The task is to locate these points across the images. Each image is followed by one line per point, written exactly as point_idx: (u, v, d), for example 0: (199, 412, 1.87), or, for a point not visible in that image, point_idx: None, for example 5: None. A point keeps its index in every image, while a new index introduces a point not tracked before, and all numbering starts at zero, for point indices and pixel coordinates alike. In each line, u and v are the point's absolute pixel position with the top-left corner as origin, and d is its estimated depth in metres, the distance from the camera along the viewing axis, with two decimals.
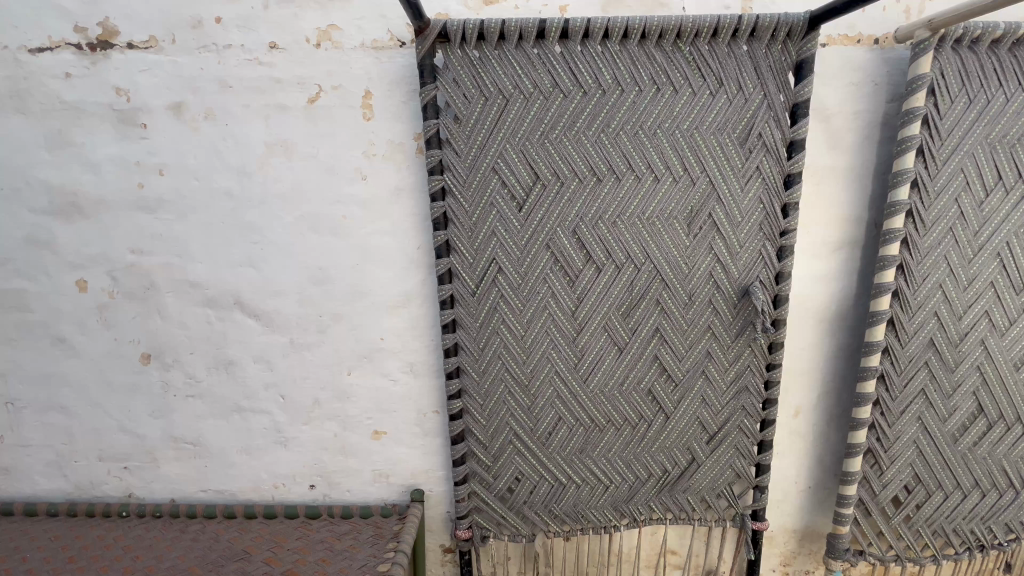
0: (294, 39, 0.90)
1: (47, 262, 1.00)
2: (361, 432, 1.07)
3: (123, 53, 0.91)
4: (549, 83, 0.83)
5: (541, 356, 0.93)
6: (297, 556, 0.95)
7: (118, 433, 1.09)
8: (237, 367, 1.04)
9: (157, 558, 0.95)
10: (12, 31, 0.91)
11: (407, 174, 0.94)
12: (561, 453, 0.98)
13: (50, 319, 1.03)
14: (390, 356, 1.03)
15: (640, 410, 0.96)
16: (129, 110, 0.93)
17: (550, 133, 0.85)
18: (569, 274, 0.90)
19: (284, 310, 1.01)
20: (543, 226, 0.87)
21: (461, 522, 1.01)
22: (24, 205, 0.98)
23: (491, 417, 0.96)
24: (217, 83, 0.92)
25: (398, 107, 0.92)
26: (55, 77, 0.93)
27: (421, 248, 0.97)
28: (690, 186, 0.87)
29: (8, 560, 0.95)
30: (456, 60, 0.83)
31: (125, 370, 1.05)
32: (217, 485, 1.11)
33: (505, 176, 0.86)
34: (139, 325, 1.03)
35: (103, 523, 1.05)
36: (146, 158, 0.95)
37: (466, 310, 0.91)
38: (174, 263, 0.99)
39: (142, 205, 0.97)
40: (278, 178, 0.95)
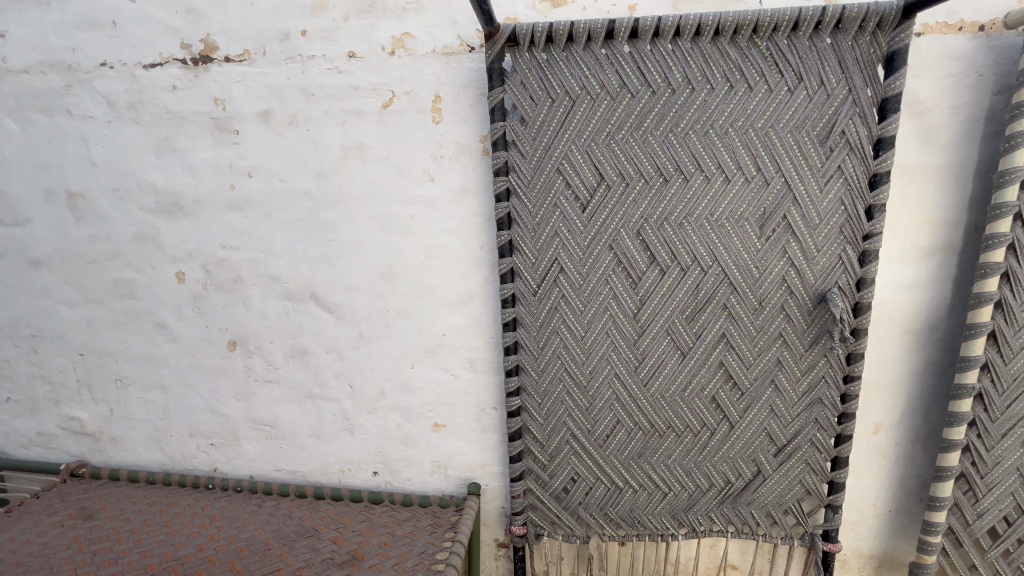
0: (371, 48, 0.95)
1: (152, 256, 1.12)
2: (422, 423, 1.11)
3: (221, 66, 1.00)
4: (617, 84, 0.83)
5: (602, 357, 0.93)
6: (361, 538, 1.00)
7: (207, 412, 1.19)
8: (311, 356, 1.12)
9: (238, 528, 1.03)
10: (130, 49, 1.02)
11: (472, 175, 0.97)
12: (618, 456, 0.97)
13: (154, 306, 1.15)
14: (451, 352, 1.06)
15: (702, 417, 0.93)
16: (224, 118, 1.02)
17: (616, 134, 0.84)
18: (632, 275, 0.89)
19: (354, 304, 1.07)
20: (607, 227, 0.87)
21: (516, 518, 1.03)
22: (135, 205, 1.10)
23: (549, 416, 0.97)
24: (301, 91, 0.98)
25: (466, 110, 0.95)
26: (163, 90, 1.03)
27: (484, 248, 0.99)
28: (763, 187, 0.83)
29: (115, 520, 1.07)
30: (524, 63, 0.84)
31: (214, 355, 1.15)
32: (290, 466, 1.19)
33: (570, 177, 0.87)
34: (227, 314, 1.12)
35: (193, 493, 1.16)
36: (238, 162, 1.04)
37: (527, 309, 0.92)
38: (259, 258, 1.08)
39: (233, 205, 1.06)
40: (352, 180, 1.01)
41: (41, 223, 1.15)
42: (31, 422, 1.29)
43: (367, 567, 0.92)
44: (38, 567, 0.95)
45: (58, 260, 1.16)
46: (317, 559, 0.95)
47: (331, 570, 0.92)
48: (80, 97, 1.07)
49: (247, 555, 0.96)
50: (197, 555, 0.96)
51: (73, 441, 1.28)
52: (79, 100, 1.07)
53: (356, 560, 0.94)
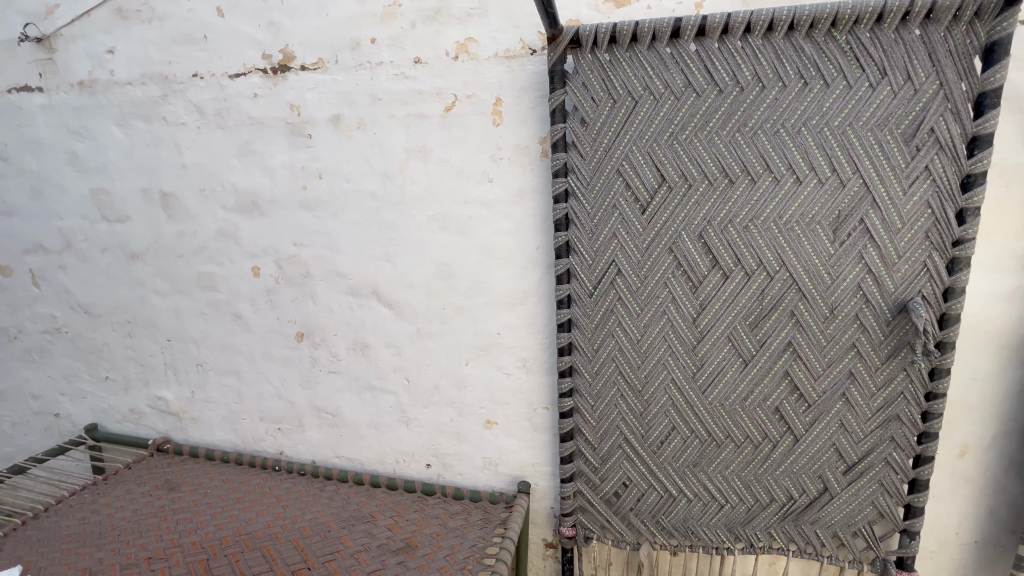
0: (436, 54, 0.98)
1: (232, 251, 1.21)
2: (475, 420, 1.13)
3: (297, 74, 1.07)
4: (681, 83, 0.81)
5: (657, 362, 0.91)
6: (414, 527, 1.03)
7: (275, 398, 1.28)
8: (371, 349, 1.17)
9: (302, 509, 1.10)
10: (219, 61, 1.11)
11: (530, 176, 0.98)
12: (672, 464, 0.95)
13: (232, 298, 1.24)
14: (505, 350, 1.07)
15: (764, 429, 0.89)
16: (299, 123, 1.09)
17: (679, 134, 0.83)
18: (692, 279, 0.86)
19: (413, 301, 1.11)
20: (667, 229, 0.85)
21: (565, 519, 1.03)
22: (219, 204, 1.19)
23: (602, 418, 0.96)
24: (370, 97, 1.03)
25: (525, 111, 0.95)
26: (246, 98, 1.11)
27: (540, 249, 1.00)
28: (838, 189, 0.79)
29: (195, 493, 1.17)
30: (586, 64, 0.84)
31: (283, 345, 1.23)
32: (349, 453, 1.25)
33: (630, 178, 0.86)
34: (296, 307, 1.19)
35: (262, 474, 1.25)
36: (310, 164, 1.10)
37: (582, 311, 0.92)
38: (327, 255, 1.14)
39: (304, 204, 1.13)
40: (414, 181, 1.04)
41: (138, 220, 1.27)
42: (125, 400, 1.42)
43: (421, 556, 0.95)
44: (130, 530, 1.05)
45: (152, 254, 1.28)
46: (373, 543, 0.99)
47: (387, 555, 0.95)
48: (174, 106, 1.17)
49: (310, 535, 1.01)
50: (265, 531, 1.03)
51: (160, 418, 1.40)
52: (174, 108, 1.17)
53: (410, 548, 0.97)
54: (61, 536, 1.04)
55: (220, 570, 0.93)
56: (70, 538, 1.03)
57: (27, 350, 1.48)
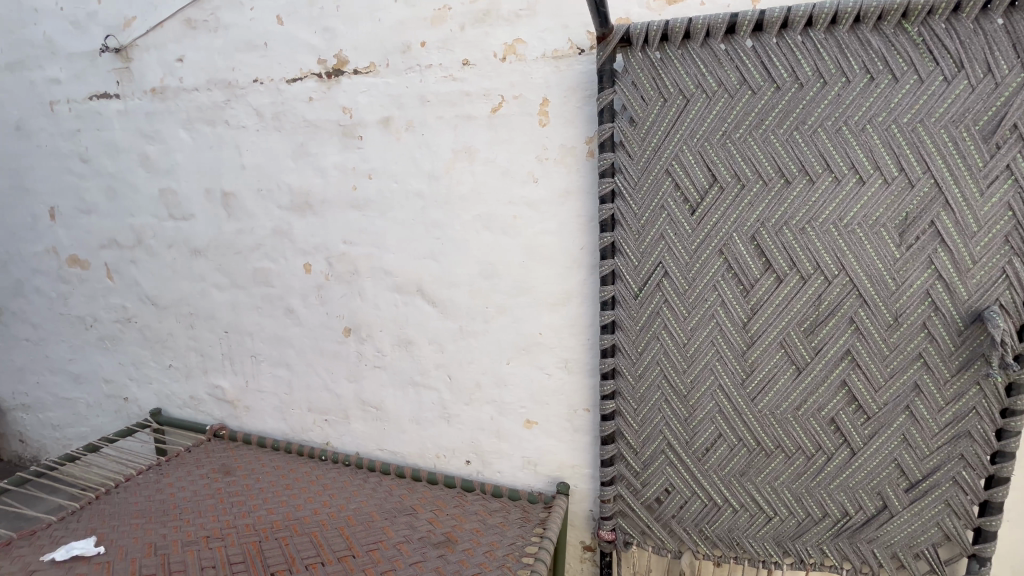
0: (484, 56, 0.99)
1: (286, 249, 1.26)
2: (515, 418, 1.14)
3: (350, 78, 1.10)
4: (736, 80, 0.79)
5: (704, 366, 0.89)
6: (454, 522, 1.05)
7: (323, 390, 1.32)
8: (415, 346, 1.19)
9: (346, 499, 1.14)
10: (278, 67, 1.17)
11: (576, 176, 0.97)
12: (718, 472, 0.92)
13: (285, 293, 1.30)
14: (547, 351, 1.07)
15: (817, 440, 0.85)
16: (351, 125, 1.13)
17: (732, 133, 0.80)
18: (743, 283, 0.84)
19: (456, 300, 1.12)
20: (718, 230, 0.83)
21: (605, 523, 1.02)
22: (275, 204, 1.25)
23: (645, 422, 0.95)
24: (418, 99, 1.06)
25: (572, 111, 0.95)
26: (302, 101, 1.16)
27: (584, 249, 0.99)
28: (906, 189, 0.75)
29: (248, 478, 1.23)
30: (636, 62, 0.83)
31: (331, 339, 1.28)
32: (392, 446, 1.28)
33: (679, 178, 0.84)
34: (344, 303, 1.24)
35: (310, 463, 1.30)
36: (361, 165, 1.14)
37: (627, 313, 0.91)
38: (374, 253, 1.17)
39: (354, 204, 1.16)
40: (460, 181, 1.06)
41: (201, 217, 1.35)
42: (186, 387, 1.51)
43: (461, 550, 0.96)
44: (190, 509, 1.11)
45: (213, 250, 1.35)
46: (414, 535, 1.01)
47: (428, 548, 0.97)
48: (236, 110, 1.23)
49: (355, 524, 1.05)
50: (313, 518, 1.07)
51: (217, 406, 1.49)
52: (235, 113, 1.24)
53: (450, 542, 0.99)
54: (129, 511, 1.12)
55: (271, 552, 0.97)
56: (137, 514, 1.11)
57: (101, 338, 1.60)
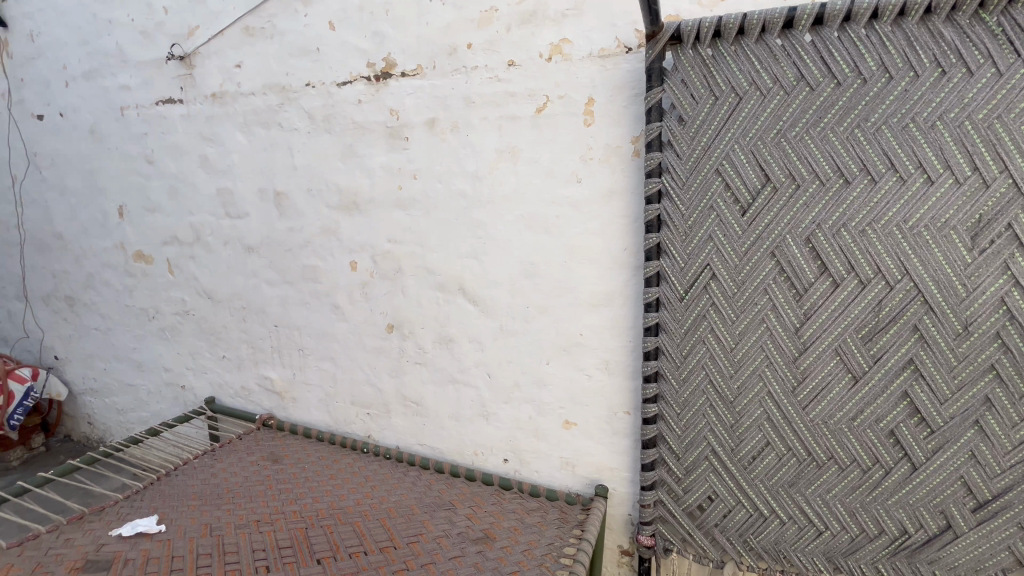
0: (529, 56, 1.00)
1: (334, 247, 1.31)
2: (554, 419, 1.14)
3: (398, 81, 1.13)
4: (792, 76, 0.76)
5: (753, 372, 0.86)
6: (493, 519, 1.06)
7: (365, 384, 1.36)
8: (455, 344, 1.21)
9: (387, 491, 1.17)
10: (329, 71, 1.21)
11: (620, 177, 0.96)
12: (765, 481, 0.89)
13: (331, 289, 1.34)
14: (587, 351, 1.07)
15: (874, 453, 0.82)
16: (397, 126, 1.15)
17: (788, 131, 0.77)
18: (797, 286, 0.81)
19: (497, 298, 1.13)
20: (770, 232, 0.81)
21: (644, 529, 1.01)
22: (324, 203, 1.29)
23: (688, 427, 0.93)
24: (464, 100, 1.07)
25: (618, 111, 0.94)
26: (351, 104, 1.20)
27: (628, 250, 0.98)
28: (979, 190, 0.70)
29: (294, 467, 1.28)
30: (686, 60, 0.82)
31: (375, 336, 1.31)
32: (431, 442, 1.30)
33: (730, 178, 0.82)
34: (388, 300, 1.27)
35: (352, 455, 1.34)
36: (406, 165, 1.16)
37: (672, 315, 0.90)
38: (418, 252, 1.20)
39: (399, 203, 1.19)
40: (503, 181, 1.07)
41: (255, 216, 1.41)
42: (238, 377, 1.59)
43: (499, 548, 0.97)
44: (242, 494, 1.17)
45: (265, 247, 1.42)
46: (453, 530, 1.03)
47: (466, 543, 0.99)
48: (289, 113, 1.29)
49: (396, 516, 1.08)
50: (356, 508, 1.11)
51: (266, 396, 1.55)
52: (288, 115, 1.29)
53: (489, 539, 1.00)
54: (187, 493, 1.19)
55: (317, 539, 1.01)
56: (194, 496, 1.17)
57: (162, 328, 1.70)
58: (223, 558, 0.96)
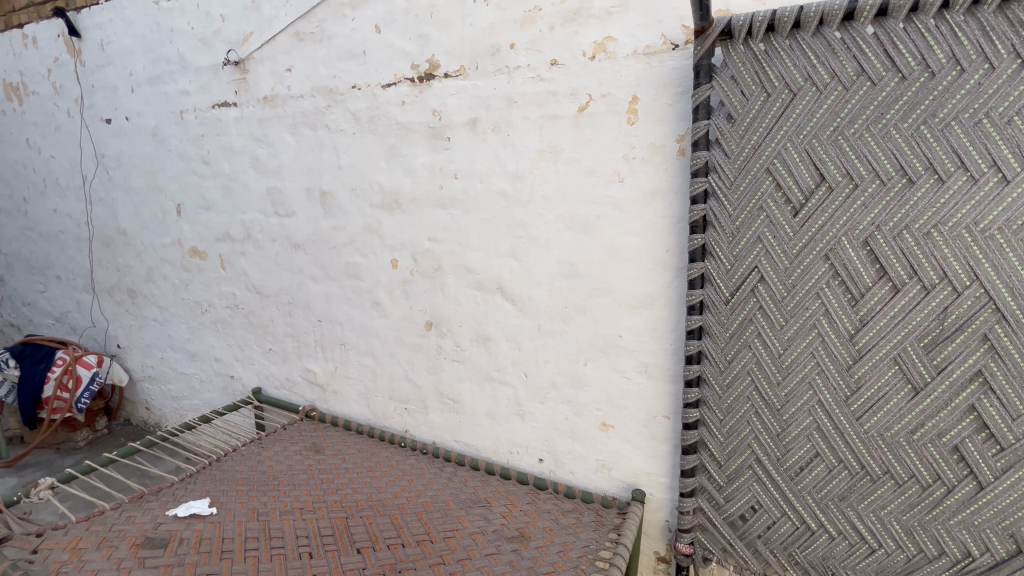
0: (572, 55, 0.99)
1: (376, 245, 1.34)
2: (591, 421, 1.13)
3: (441, 82, 1.15)
4: (852, 71, 0.73)
5: (802, 380, 0.83)
6: (528, 519, 1.06)
7: (404, 380, 1.39)
8: (492, 342, 1.22)
9: (424, 485, 1.19)
10: (374, 73, 1.24)
11: (664, 176, 0.94)
12: (813, 494, 0.86)
13: (373, 286, 1.38)
14: (626, 353, 1.05)
15: (935, 469, 0.77)
16: (440, 126, 1.17)
17: (846, 128, 0.74)
18: (852, 291, 0.77)
19: (535, 298, 1.13)
20: (824, 234, 0.77)
21: (683, 536, 0.98)
22: (367, 202, 1.33)
23: (731, 435, 0.90)
24: (505, 100, 1.08)
25: (663, 109, 0.92)
26: (395, 105, 1.22)
27: (670, 251, 0.96)
28: None
29: (335, 458, 1.33)
30: (737, 56, 0.80)
31: (414, 332, 1.34)
32: (467, 439, 1.32)
33: (781, 177, 0.79)
34: (427, 298, 1.29)
35: (390, 448, 1.38)
36: (447, 165, 1.18)
37: (716, 318, 0.87)
38: (457, 251, 1.21)
39: (440, 203, 1.21)
40: (544, 181, 1.07)
41: (301, 214, 1.46)
42: (283, 369, 1.65)
43: (534, 547, 0.97)
44: (287, 482, 1.22)
45: (311, 244, 1.47)
46: (489, 527, 1.04)
47: (502, 541, 0.99)
48: (336, 115, 1.33)
49: (432, 510, 1.10)
50: (393, 501, 1.13)
51: (309, 388, 1.61)
52: (335, 117, 1.33)
53: (524, 538, 1.00)
54: (236, 478, 1.25)
55: (357, 528, 1.04)
56: (242, 481, 1.23)
57: (214, 321, 1.78)
58: (269, 543, 1.00)
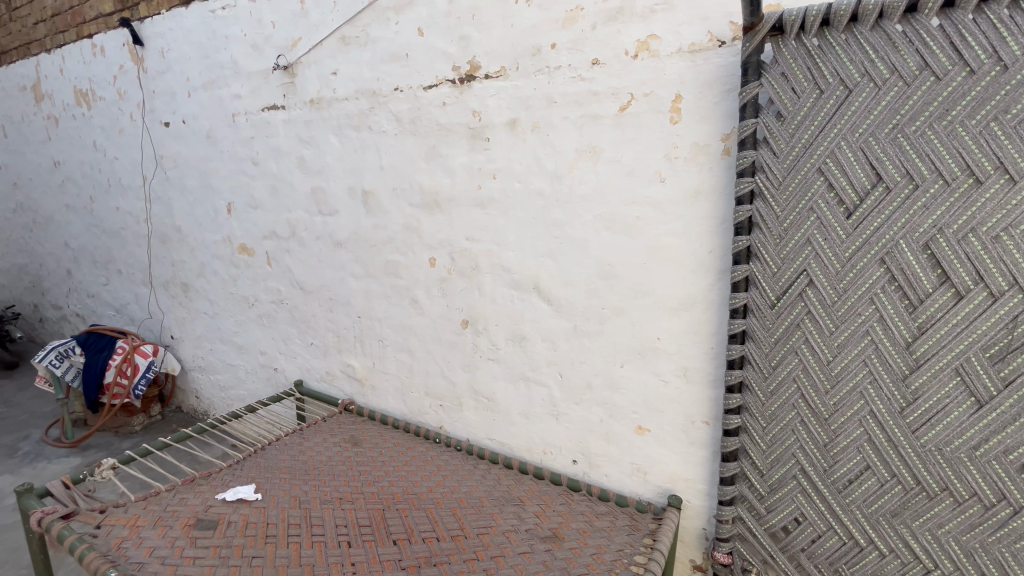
0: (615, 54, 0.98)
1: (415, 244, 1.37)
2: (626, 424, 1.11)
3: (481, 83, 1.16)
4: (914, 65, 0.69)
5: (853, 388, 0.80)
6: (561, 519, 1.06)
7: (440, 377, 1.41)
8: (528, 342, 1.22)
9: (458, 481, 1.21)
10: (417, 76, 1.26)
11: (708, 176, 0.92)
12: (861, 508, 0.82)
13: (411, 284, 1.41)
14: (664, 356, 1.03)
15: (1000, 489, 0.72)
16: (479, 127, 1.18)
17: (907, 126, 0.70)
18: (911, 297, 0.73)
19: (572, 298, 1.13)
20: (880, 237, 0.74)
21: (721, 545, 0.96)
22: (407, 202, 1.36)
23: (774, 443, 0.88)
24: (545, 100, 1.08)
25: (708, 108, 0.90)
26: (436, 106, 1.24)
27: (713, 253, 0.94)
28: None
29: (372, 451, 1.36)
30: (788, 52, 0.77)
31: (451, 330, 1.36)
32: (500, 437, 1.33)
33: (834, 177, 0.76)
34: (464, 297, 1.30)
35: (425, 443, 1.40)
36: (486, 165, 1.19)
37: (760, 323, 0.85)
38: (494, 250, 1.22)
39: (478, 203, 1.22)
40: (583, 181, 1.06)
41: (344, 213, 1.51)
42: (323, 363, 1.71)
43: (568, 548, 0.97)
44: (326, 472, 1.26)
45: (352, 242, 1.51)
46: (522, 526, 1.04)
47: (535, 540, 1.00)
48: (379, 117, 1.36)
49: (466, 506, 1.11)
50: (428, 495, 1.16)
51: (347, 382, 1.65)
52: (378, 119, 1.36)
53: (557, 538, 1.00)
54: (279, 466, 1.30)
55: (393, 521, 1.07)
56: (285, 470, 1.28)
57: (260, 315, 1.86)
58: (310, 530, 1.03)
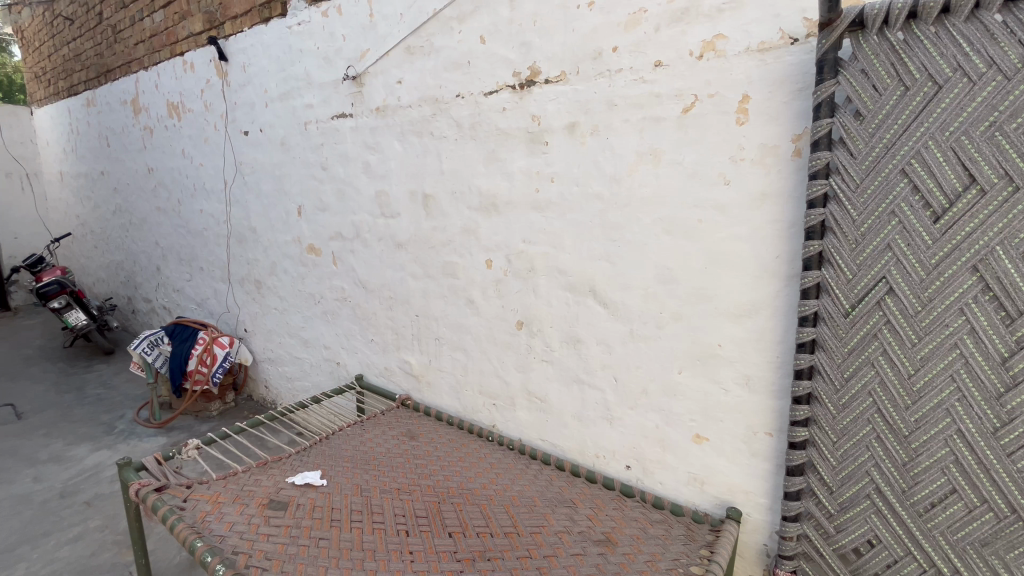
0: (678, 55, 0.97)
1: (472, 245, 1.40)
2: (683, 431, 1.09)
3: (541, 88, 1.18)
4: (1016, 58, 0.64)
5: (938, 405, 0.74)
6: (614, 524, 1.06)
7: (493, 376, 1.44)
8: (583, 344, 1.22)
9: (511, 480, 1.23)
10: (478, 81, 1.30)
11: (776, 178, 0.89)
12: (946, 534, 0.76)
13: (467, 285, 1.44)
14: (725, 364, 1.01)
15: None
16: (538, 131, 1.20)
17: (1006, 123, 0.66)
18: (1008, 307, 0.68)
19: (628, 302, 1.12)
20: (972, 243, 0.69)
21: (784, 563, 0.92)
22: (466, 205, 1.39)
23: (845, 460, 0.83)
24: (605, 103, 1.08)
25: (778, 108, 0.87)
26: (496, 111, 1.27)
27: (780, 258, 0.91)
28: None
29: (428, 445, 1.41)
30: (869, 47, 0.73)
31: (506, 331, 1.38)
32: (553, 439, 1.33)
33: (920, 180, 0.71)
34: (519, 298, 1.32)
35: (478, 441, 1.43)
36: (544, 169, 1.21)
37: (832, 332, 0.81)
38: (550, 253, 1.23)
39: (535, 206, 1.24)
40: (642, 183, 1.05)
41: (405, 216, 1.57)
42: (382, 358, 1.78)
43: (621, 553, 0.97)
44: (386, 463, 1.32)
45: (413, 243, 1.57)
46: (575, 528, 1.05)
47: (588, 543, 1.00)
48: (440, 123, 1.41)
49: (518, 504, 1.13)
50: (482, 491, 1.18)
51: (405, 378, 1.72)
52: (439, 125, 1.41)
53: (611, 543, 1.00)
54: (342, 455, 1.37)
55: (449, 514, 1.10)
56: (347, 459, 1.35)
57: (325, 311, 1.97)
58: (371, 517, 1.09)
